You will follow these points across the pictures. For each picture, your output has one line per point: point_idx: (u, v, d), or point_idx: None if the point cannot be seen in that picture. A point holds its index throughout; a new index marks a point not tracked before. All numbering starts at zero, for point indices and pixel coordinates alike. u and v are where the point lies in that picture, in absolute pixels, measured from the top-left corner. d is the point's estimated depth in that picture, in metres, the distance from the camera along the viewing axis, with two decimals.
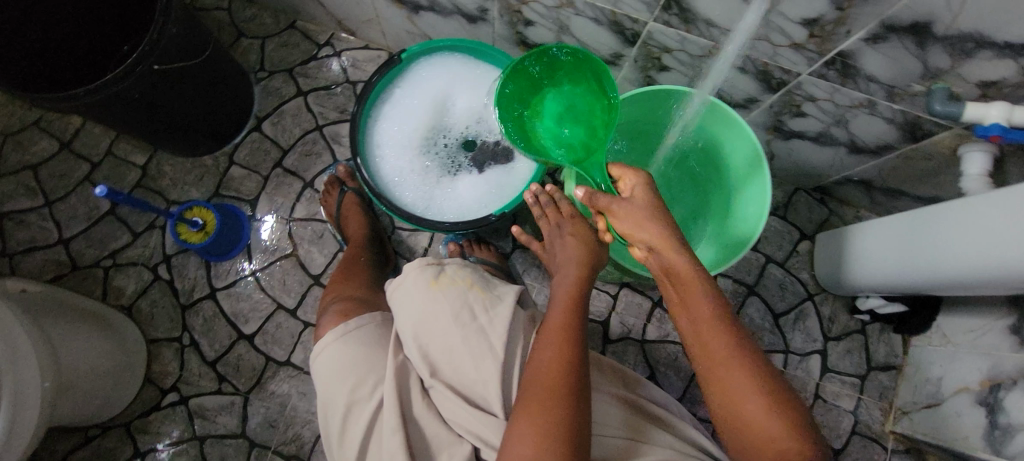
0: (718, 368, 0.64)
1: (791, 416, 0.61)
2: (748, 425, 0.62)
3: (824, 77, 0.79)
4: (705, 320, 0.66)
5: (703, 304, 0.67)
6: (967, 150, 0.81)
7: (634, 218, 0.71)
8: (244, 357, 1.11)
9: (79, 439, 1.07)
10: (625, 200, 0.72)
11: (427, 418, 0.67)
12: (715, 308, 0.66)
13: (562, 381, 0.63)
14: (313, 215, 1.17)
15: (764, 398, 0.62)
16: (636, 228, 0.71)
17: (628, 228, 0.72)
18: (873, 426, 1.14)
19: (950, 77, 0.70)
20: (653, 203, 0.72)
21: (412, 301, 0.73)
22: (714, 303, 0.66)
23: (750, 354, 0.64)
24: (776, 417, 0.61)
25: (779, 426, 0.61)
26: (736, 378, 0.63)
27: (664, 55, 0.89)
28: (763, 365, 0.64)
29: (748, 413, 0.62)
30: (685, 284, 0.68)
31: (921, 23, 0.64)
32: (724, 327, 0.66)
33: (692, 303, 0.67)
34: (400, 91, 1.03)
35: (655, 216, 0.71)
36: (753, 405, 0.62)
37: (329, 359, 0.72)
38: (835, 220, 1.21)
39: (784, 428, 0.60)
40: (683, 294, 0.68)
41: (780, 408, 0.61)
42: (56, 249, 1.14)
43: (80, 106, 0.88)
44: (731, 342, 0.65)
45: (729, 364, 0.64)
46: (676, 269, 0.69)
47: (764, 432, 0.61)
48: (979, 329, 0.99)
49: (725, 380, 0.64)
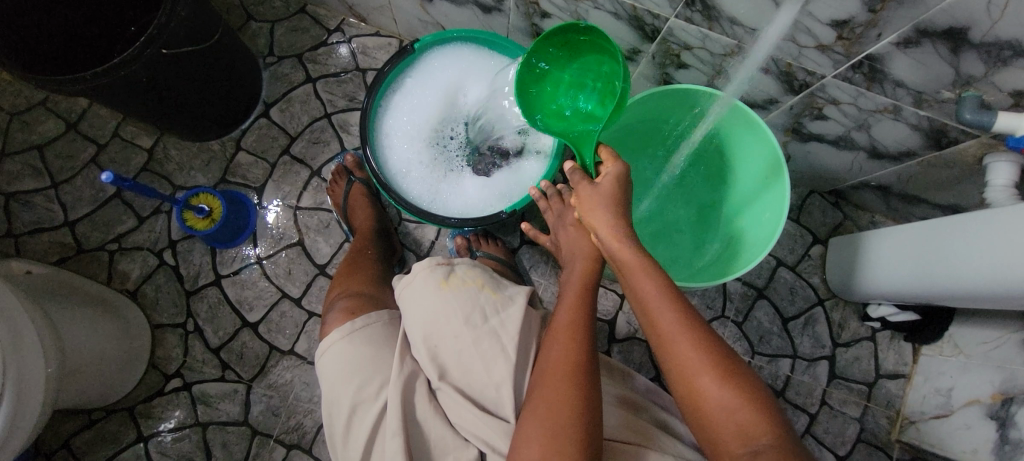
0: (669, 343, 0.64)
1: (746, 388, 0.61)
2: (706, 404, 0.61)
3: (849, 80, 0.76)
4: (654, 300, 0.66)
5: (647, 282, 0.66)
6: (991, 159, 0.79)
7: (593, 201, 0.73)
8: (248, 345, 1.11)
9: (82, 422, 1.07)
10: (592, 183, 0.74)
11: (433, 421, 0.66)
12: (661, 285, 0.66)
13: (574, 380, 0.62)
14: (320, 204, 1.16)
15: (719, 374, 0.61)
16: (592, 213, 0.72)
17: (586, 212, 0.73)
18: (879, 435, 1.13)
19: (982, 85, 0.68)
20: (615, 191, 0.73)
21: (423, 301, 0.71)
22: (661, 281, 0.66)
23: (705, 329, 0.64)
24: (729, 390, 0.61)
25: (737, 400, 0.60)
26: (689, 355, 0.62)
27: (684, 52, 0.86)
28: (711, 337, 0.64)
29: (708, 392, 0.61)
30: (631, 266, 0.68)
31: (957, 28, 0.61)
32: (673, 304, 0.65)
33: (640, 286, 0.67)
34: (411, 81, 1.01)
35: (612, 203, 0.72)
36: (706, 380, 0.61)
37: (335, 358, 0.71)
38: (849, 224, 1.19)
39: (737, 396, 0.60)
40: (630, 275, 0.68)
41: (734, 379, 0.61)
42: (62, 231, 1.13)
43: (88, 89, 0.87)
44: (679, 317, 0.64)
45: (681, 339, 0.63)
46: (618, 252, 0.69)
47: (723, 407, 0.60)
48: (994, 341, 0.97)
49: (679, 358, 0.63)
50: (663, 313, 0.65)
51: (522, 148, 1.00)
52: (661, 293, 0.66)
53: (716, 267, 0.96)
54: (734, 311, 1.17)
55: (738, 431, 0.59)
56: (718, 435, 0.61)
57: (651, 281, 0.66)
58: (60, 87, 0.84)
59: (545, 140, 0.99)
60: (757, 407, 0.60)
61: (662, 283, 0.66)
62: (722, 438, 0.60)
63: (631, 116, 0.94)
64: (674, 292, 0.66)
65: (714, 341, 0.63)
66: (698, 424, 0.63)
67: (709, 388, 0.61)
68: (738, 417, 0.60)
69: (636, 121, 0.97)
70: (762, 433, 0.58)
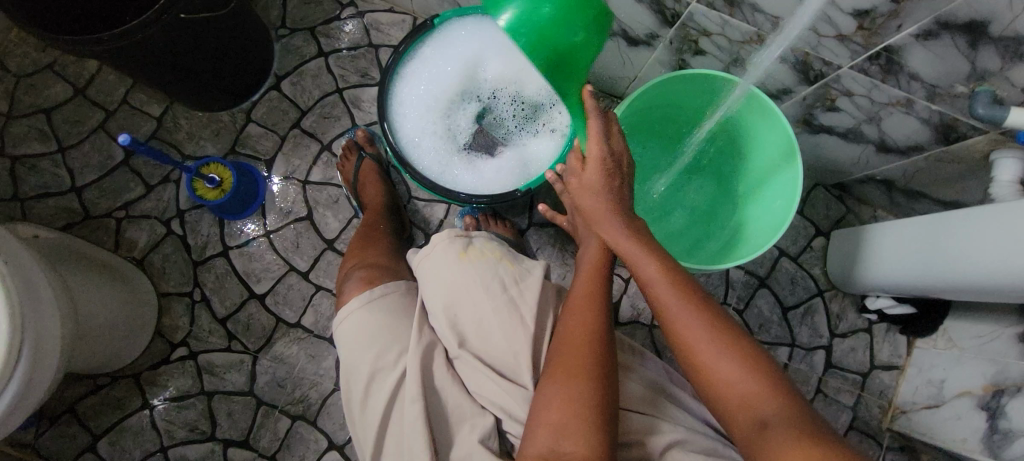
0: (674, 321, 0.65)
1: (749, 359, 0.62)
2: (712, 378, 0.63)
3: (865, 72, 0.77)
4: (655, 283, 0.67)
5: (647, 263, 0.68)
6: (998, 156, 0.80)
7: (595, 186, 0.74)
8: (255, 317, 1.11)
9: (88, 387, 1.08)
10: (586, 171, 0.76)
11: (450, 387, 0.67)
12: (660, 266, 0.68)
13: (588, 350, 0.63)
14: (330, 180, 1.16)
15: (722, 348, 0.63)
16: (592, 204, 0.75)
17: (586, 202, 0.75)
18: (870, 423, 1.16)
19: (996, 80, 0.69)
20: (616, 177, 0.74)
21: (441, 271, 0.72)
22: (660, 264, 0.68)
23: (706, 304, 0.66)
24: (731, 360, 0.62)
25: (741, 373, 0.61)
26: (692, 330, 0.64)
27: (701, 39, 0.87)
28: (712, 310, 0.65)
29: (713, 366, 0.62)
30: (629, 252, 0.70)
31: (978, 21, 0.63)
32: (672, 282, 0.67)
33: (638, 269, 0.69)
34: (429, 53, 0.98)
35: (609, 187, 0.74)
36: (711, 354, 0.63)
37: (354, 326, 0.72)
38: (852, 218, 1.21)
39: (740, 367, 0.61)
40: (630, 260, 0.70)
41: (736, 350, 0.62)
42: (68, 197, 1.13)
43: (104, 51, 0.87)
44: (678, 295, 0.66)
45: (685, 316, 0.65)
46: (617, 237, 0.71)
47: (727, 379, 0.62)
48: (987, 335, 0.99)
49: (684, 336, 0.65)
50: (663, 295, 0.66)
51: (539, 127, 1.00)
52: (660, 275, 0.67)
53: (721, 252, 0.98)
54: (735, 298, 1.19)
55: (743, 402, 0.60)
56: (728, 408, 0.62)
57: (652, 266, 0.68)
58: (75, 48, 0.83)
59: (562, 119, 0.99)
60: (762, 376, 0.61)
61: (660, 263, 0.68)
62: (731, 412, 0.61)
63: (647, 99, 0.94)
64: (673, 272, 0.67)
65: (716, 316, 0.65)
66: (709, 402, 0.64)
67: (712, 362, 0.63)
68: (744, 388, 0.61)
69: (648, 107, 0.97)
70: (767, 404, 0.59)
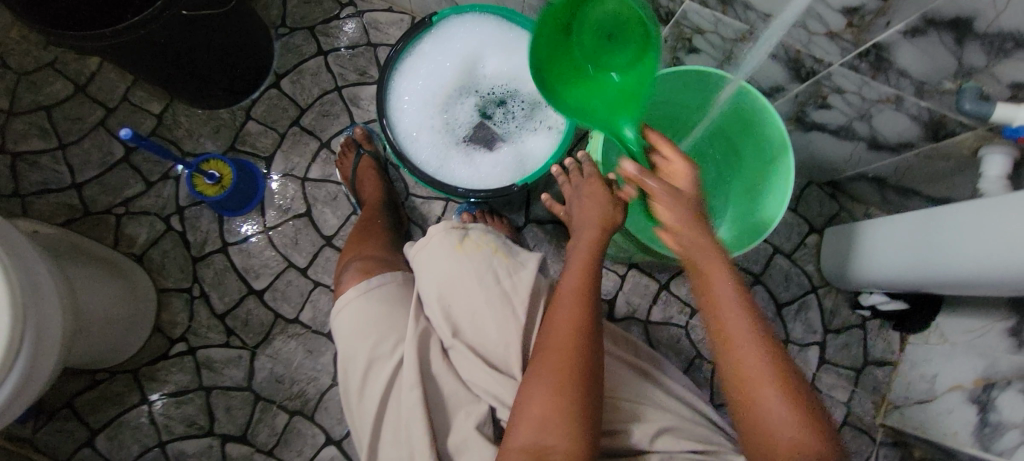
0: (742, 355, 0.64)
1: (805, 405, 0.62)
2: (763, 415, 0.63)
3: (855, 69, 0.79)
4: (731, 314, 0.66)
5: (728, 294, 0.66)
6: (987, 152, 0.81)
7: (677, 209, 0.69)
8: (253, 313, 1.12)
9: (86, 382, 1.08)
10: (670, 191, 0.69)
11: (445, 375, 0.69)
12: (739, 300, 0.66)
13: (577, 343, 0.64)
14: (328, 177, 1.17)
15: (782, 390, 0.62)
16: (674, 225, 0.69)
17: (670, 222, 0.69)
18: (864, 418, 1.17)
19: (983, 77, 0.70)
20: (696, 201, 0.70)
21: (437, 262, 0.73)
22: (740, 296, 0.66)
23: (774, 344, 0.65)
24: (789, 404, 0.62)
25: (795, 416, 0.62)
26: (738, 335, 0.65)
27: (695, 37, 0.89)
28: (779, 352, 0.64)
29: (769, 405, 0.62)
30: (707, 279, 0.67)
31: (964, 18, 0.64)
32: (747, 317, 0.65)
33: (714, 294, 0.67)
34: (428, 50, 1.00)
35: (693, 213, 0.69)
36: (772, 394, 0.63)
37: (351, 315, 0.73)
38: (845, 215, 1.22)
39: (796, 410, 0.62)
40: (709, 287, 0.67)
41: (794, 394, 0.62)
42: (68, 193, 1.14)
43: (106, 47, 0.88)
44: (751, 331, 0.65)
45: (753, 353, 0.64)
46: (700, 263, 0.68)
47: (778, 419, 0.62)
48: (977, 330, 1.01)
49: (747, 372, 0.64)
50: (736, 327, 0.65)
51: (536, 123, 1.01)
52: (739, 307, 0.66)
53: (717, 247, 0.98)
54: None
55: (788, 443, 0.61)
56: (768, 442, 0.62)
57: (731, 295, 0.66)
58: (78, 44, 0.84)
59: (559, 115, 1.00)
60: (811, 423, 0.62)
61: (741, 296, 0.66)
62: (769, 445, 0.62)
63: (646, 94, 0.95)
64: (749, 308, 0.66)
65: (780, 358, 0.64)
66: (748, 431, 0.64)
67: (751, 363, 0.64)
68: (792, 429, 0.61)
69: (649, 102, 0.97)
70: (811, 448, 0.61)
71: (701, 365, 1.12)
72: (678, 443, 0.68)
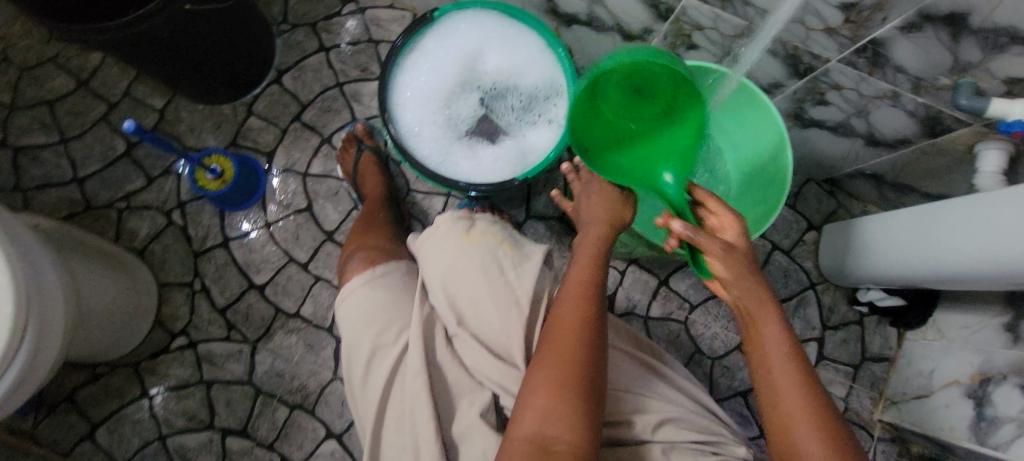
0: (779, 392, 0.65)
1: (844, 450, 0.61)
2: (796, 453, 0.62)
3: (852, 65, 0.80)
4: (772, 352, 0.66)
5: (773, 333, 0.67)
6: (982, 147, 0.83)
7: (728, 258, 0.67)
8: (254, 307, 1.12)
9: (87, 376, 1.09)
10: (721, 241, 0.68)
11: (449, 363, 0.70)
12: (784, 339, 0.66)
13: (581, 333, 0.65)
14: (330, 172, 1.17)
15: (818, 432, 0.62)
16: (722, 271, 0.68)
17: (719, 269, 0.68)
18: (861, 413, 1.18)
19: (978, 72, 0.71)
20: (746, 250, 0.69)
21: (442, 251, 0.74)
22: (784, 335, 0.67)
23: (815, 386, 0.65)
24: (822, 445, 0.61)
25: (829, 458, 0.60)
26: (776, 363, 0.66)
27: (694, 33, 0.90)
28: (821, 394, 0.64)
29: (803, 445, 0.62)
30: (751, 316, 0.68)
31: (959, 14, 0.65)
32: (790, 356, 0.66)
33: (759, 331, 0.68)
34: (429, 45, 1.01)
35: (747, 263, 0.68)
36: (805, 434, 0.62)
37: (356, 303, 0.75)
38: (843, 213, 1.23)
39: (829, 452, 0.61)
40: (754, 324, 0.68)
41: (829, 437, 0.61)
42: (70, 187, 1.14)
43: (110, 40, 0.88)
44: (793, 371, 0.65)
45: (790, 392, 0.64)
46: (746, 302, 0.68)
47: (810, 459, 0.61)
48: (974, 326, 1.01)
49: (783, 409, 0.64)
50: (776, 364, 0.66)
51: (537, 118, 1.01)
52: (782, 345, 0.66)
53: None
54: None
55: None
56: None
57: (775, 335, 0.67)
58: (82, 37, 0.85)
59: (559, 110, 1.00)
60: None
61: (785, 335, 0.67)
62: None
63: None
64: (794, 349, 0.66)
65: (821, 400, 0.64)
66: None
67: (786, 393, 0.64)
68: None
69: None
70: None
71: (700, 360, 1.13)
72: (680, 433, 0.70)
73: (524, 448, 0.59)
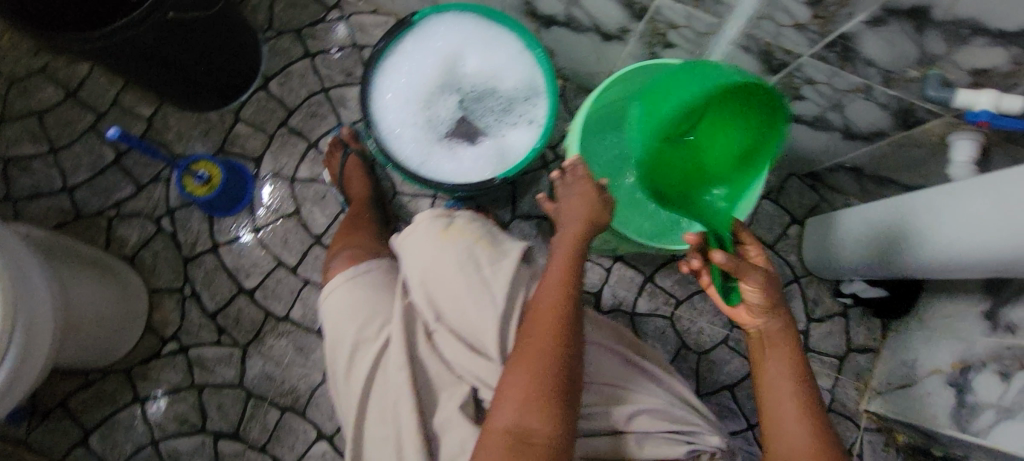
0: (783, 419, 0.72)
1: None
2: None
3: (823, 60, 0.81)
4: (783, 380, 0.74)
5: (785, 362, 0.75)
6: (956, 137, 0.83)
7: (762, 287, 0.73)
8: (244, 311, 1.14)
9: (79, 382, 1.10)
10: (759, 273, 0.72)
11: (429, 359, 0.71)
12: (795, 369, 0.74)
13: (559, 330, 0.65)
14: (316, 176, 1.19)
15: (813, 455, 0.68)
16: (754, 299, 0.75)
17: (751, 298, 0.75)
18: (847, 404, 1.19)
19: (944, 64, 0.73)
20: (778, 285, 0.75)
21: (422, 249, 0.76)
22: (795, 367, 0.74)
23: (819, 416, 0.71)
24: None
25: None
26: (782, 387, 0.73)
27: (669, 31, 0.91)
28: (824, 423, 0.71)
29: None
30: (766, 344, 0.76)
31: (920, 7, 0.66)
32: (799, 384, 0.73)
33: (771, 358, 0.75)
34: (410, 48, 1.02)
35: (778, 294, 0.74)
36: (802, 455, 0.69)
37: (338, 299, 0.76)
38: (825, 206, 1.25)
39: None
40: (767, 353, 0.76)
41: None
42: (60, 197, 1.15)
43: (95, 49, 0.89)
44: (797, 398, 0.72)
45: (793, 418, 0.71)
46: (769, 331, 0.76)
47: None
48: (954, 315, 1.03)
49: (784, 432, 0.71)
50: (784, 390, 0.73)
51: (516, 117, 1.02)
52: (791, 375, 0.74)
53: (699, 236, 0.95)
54: None
55: None
56: None
57: (784, 366, 0.74)
58: (68, 46, 0.86)
59: (538, 109, 1.02)
60: None
61: (796, 365, 0.74)
62: None
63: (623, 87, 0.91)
64: (804, 379, 0.74)
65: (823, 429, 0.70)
66: None
67: (787, 411, 0.72)
68: None
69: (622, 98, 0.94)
70: None
71: (686, 355, 1.14)
72: (654, 423, 0.72)
73: (503, 439, 0.60)
